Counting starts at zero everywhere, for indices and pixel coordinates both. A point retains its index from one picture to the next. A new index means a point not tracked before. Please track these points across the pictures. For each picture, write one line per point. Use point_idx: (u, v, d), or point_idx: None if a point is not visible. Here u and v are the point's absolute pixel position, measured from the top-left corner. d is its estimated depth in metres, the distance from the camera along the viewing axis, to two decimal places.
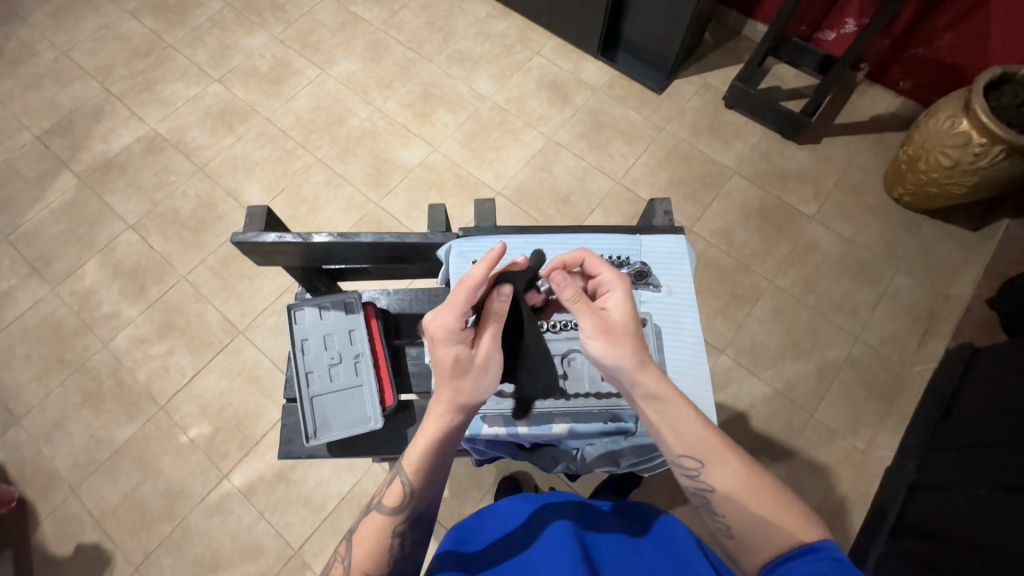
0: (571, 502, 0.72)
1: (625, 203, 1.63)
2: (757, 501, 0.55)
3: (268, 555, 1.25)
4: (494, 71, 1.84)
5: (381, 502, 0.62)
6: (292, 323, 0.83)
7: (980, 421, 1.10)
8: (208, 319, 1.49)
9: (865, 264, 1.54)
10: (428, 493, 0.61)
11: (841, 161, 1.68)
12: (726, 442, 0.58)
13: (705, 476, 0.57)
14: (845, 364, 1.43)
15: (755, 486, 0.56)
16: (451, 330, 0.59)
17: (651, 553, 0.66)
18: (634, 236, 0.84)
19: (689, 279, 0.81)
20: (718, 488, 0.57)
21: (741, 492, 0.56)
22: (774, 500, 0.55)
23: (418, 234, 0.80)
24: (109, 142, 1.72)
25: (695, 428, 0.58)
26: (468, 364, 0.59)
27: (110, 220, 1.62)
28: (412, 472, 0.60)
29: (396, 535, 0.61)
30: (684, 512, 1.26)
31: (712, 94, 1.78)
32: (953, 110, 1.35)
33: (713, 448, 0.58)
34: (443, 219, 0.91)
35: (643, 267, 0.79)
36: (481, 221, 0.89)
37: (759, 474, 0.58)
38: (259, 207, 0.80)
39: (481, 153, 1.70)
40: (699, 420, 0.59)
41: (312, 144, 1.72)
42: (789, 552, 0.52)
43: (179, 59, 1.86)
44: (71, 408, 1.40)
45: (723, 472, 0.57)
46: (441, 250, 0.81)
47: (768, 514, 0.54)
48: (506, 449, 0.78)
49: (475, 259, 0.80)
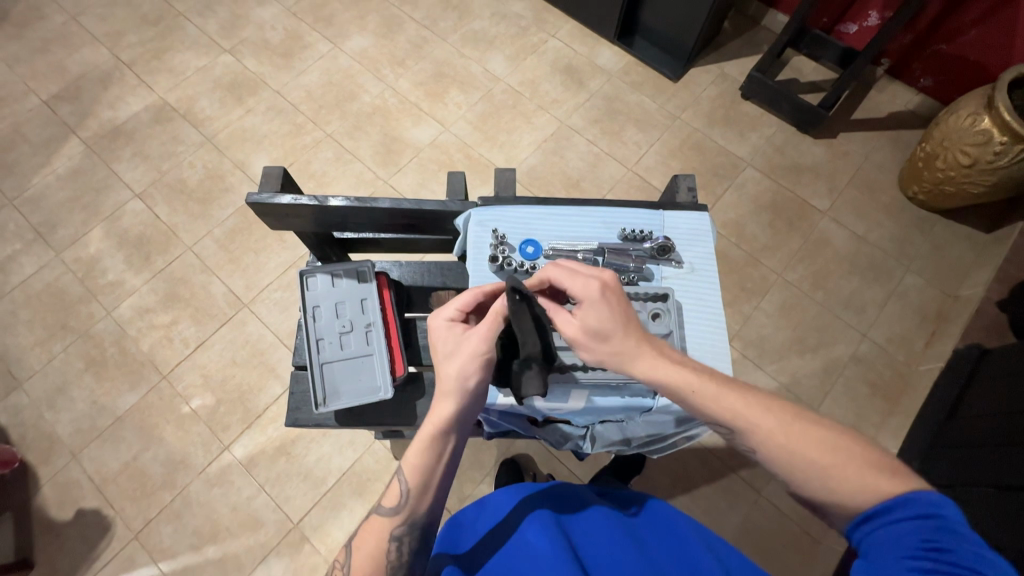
0: (569, 493, 0.71)
1: (636, 190, 1.61)
2: (803, 459, 0.49)
3: (267, 528, 1.25)
4: (508, 53, 1.81)
5: (381, 504, 0.60)
6: (304, 290, 0.82)
7: (984, 421, 1.10)
8: (214, 291, 1.48)
9: (875, 261, 1.53)
10: (427, 499, 0.60)
11: (856, 158, 1.66)
12: (753, 400, 0.53)
13: (740, 441, 0.53)
14: (851, 361, 1.42)
15: (796, 446, 0.50)
16: (449, 320, 0.64)
17: (650, 540, 0.65)
18: (657, 212, 0.82)
19: (712, 255, 0.80)
20: (760, 451, 0.52)
21: (783, 455, 0.50)
22: (826, 455, 0.49)
23: (436, 202, 0.79)
24: (116, 110, 1.70)
25: (708, 397, 0.54)
26: (461, 344, 0.61)
27: (116, 189, 1.60)
28: (408, 470, 0.59)
29: (393, 539, 0.59)
30: (683, 502, 1.26)
31: (729, 84, 1.76)
32: (976, 107, 1.33)
33: (739, 414, 0.52)
34: (462, 188, 0.90)
35: (666, 242, 0.78)
36: (501, 192, 0.88)
37: (807, 426, 0.51)
38: (275, 169, 0.79)
39: (492, 135, 1.68)
40: (714, 385, 0.54)
41: (322, 119, 1.70)
42: (866, 511, 0.47)
43: (189, 27, 1.84)
44: (73, 374, 1.39)
45: (759, 436, 0.51)
46: (460, 218, 0.80)
47: (826, 469, 0.48)
48: (517, 422, 0.77)
49: (496, 228, 0.78)
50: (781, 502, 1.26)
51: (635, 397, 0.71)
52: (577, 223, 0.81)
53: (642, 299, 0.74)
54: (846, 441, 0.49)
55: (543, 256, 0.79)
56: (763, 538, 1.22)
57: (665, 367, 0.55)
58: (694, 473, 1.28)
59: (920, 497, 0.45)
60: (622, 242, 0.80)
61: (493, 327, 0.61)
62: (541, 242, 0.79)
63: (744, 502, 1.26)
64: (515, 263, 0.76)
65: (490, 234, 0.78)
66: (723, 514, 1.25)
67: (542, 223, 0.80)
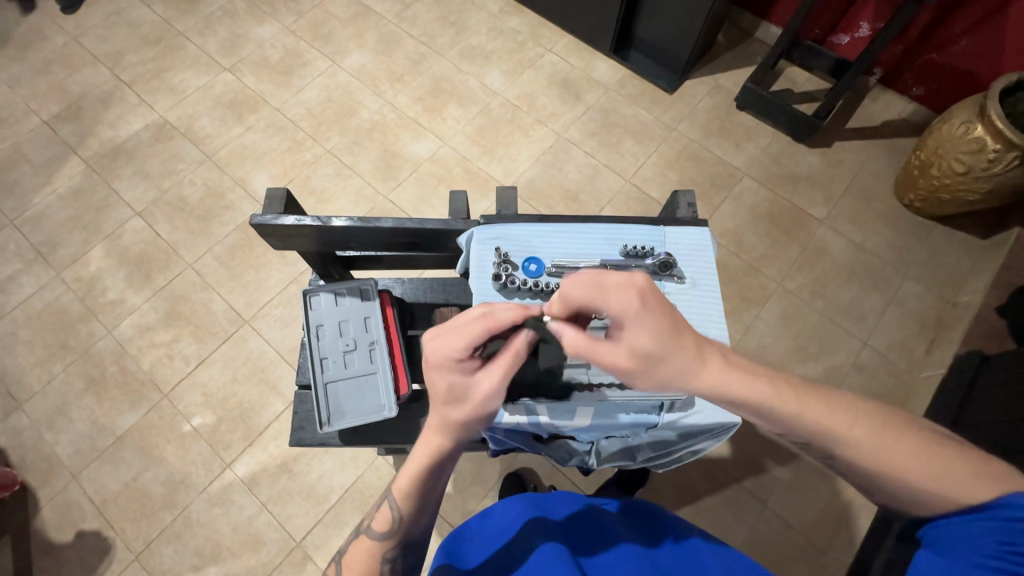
0: (575, 512, 0.73)
1: (635, 202, 1.62)
2: (892, 468, 0.52)
3: (269, 548, 1.24)
4: (505, 67, 1.83)
5: (370, 527, 0.62)
6: (307, 309, 0.82)
7: (987, 429, 1.10)
8: (214, 308, 1.48)
9: (873, 269, 1.54)
10: (416, 521, 0.62)
11: (852, 166, 1.67)
12: (839, 408, 0.54)
13: (825, 448, 0.55)
14: (852, 369, 1.42)
15: (887, 448, 0.52)
16: (451, 358, 0.54)
17: (663, 561, 0.66)
18: (657, 228, 0.83)
19: (713, 271, 0.80)
20: (850, 457, 0.54)
21: (874, 458, 0.53)
22: (919, 465, 0.51)
23: (438, 220, 0.80)
24: (117, 129, 1.72)
25: (789, 401, 0.54)
26: (466, 390, 0.55)
27: (117, 207, 1.61)
28: (400, 500, 0.61)
29: (386, 561, 0.62)
30: (687, 514, 1.25)
31: (724, 96, 1.78)
32: (968, 115, 1.34)
33: (826, 424, 0.54)
34: (463, 206, 0.91)
35: (668, 258, 0.78)
36: (502, 209, 0.89)
37: (896, 438, 0.53)
38: (278, 190, 0.79)
39: (491, 149, 1.70)
40: (800, 393, 0.55)
41: (321, 136, 1.71)
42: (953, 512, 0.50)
43: (189, 47, 1.86)
44: (74, 394, 1.39)
45: (848, 442, 0.53)
46: (462, 236, 0.81)
47: (916, 480, 0.51)
48: (522, 440, 0.76)
49: (498, 245, 0.79)
50: (786, 512, 1.25)
51: (641, 416, 0.71)
52: (579, 241, 0.81)
53: None
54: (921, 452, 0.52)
55: (546, 273, 0.79)
56: (768, 551, 1.21)
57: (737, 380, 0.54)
58: (699, 484, 1.28)
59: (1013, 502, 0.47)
60: (623, 258, 0.80)
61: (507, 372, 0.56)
62: (544, 260, 0.79)
63: (748, 513, 1.25)
64: (518, 281, 0.76)
65: (493, 252, 0.78)
66: (728, 525, 1.24)
67: (545, 241, 0.80)
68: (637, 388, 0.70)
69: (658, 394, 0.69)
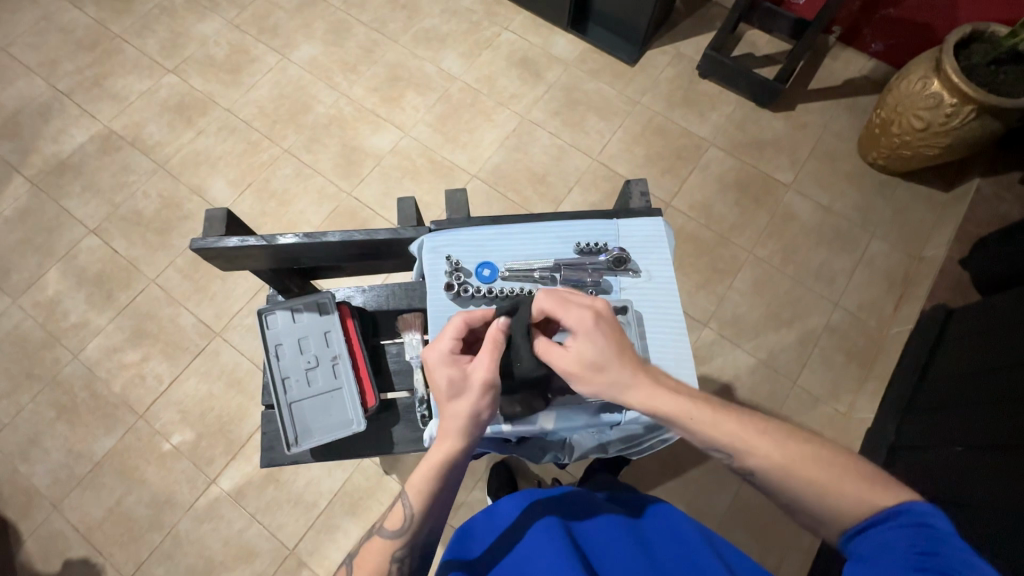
0: (578, 498, 0.71)
1: (603, 180, 1.61)
2: (800, 477, 0.56)
3: (262, 558, 1.25)
4: (462, 49, 1.78)
5: (382, 527, 0.60)
6: (264, 329, 0.80)
7: (953, 382, 1.14)
8: (183, 323, 1.44)
9: (840, 231, 1.55)
10: (428, 519, 0.60)
11: (815, 128, 1.67)
12: (749, 426, 0.59)
13: (737, 462, 0.59)
14: (825, 331, 1.44)
15: (793, 463, 0.56)
16: (447, 352, 0.62)
17: (663, 552, 0.64)
18: (610, 221, 0.84)
19: (667, 261, 0.82)
20: (756, 471, 0.58)
21: (783, 467, 0.57)
22: (817, 472, 0.56)
23: (387, 230, 0.80)
24: (60, 143, 1.64)
25: (709, 421, 0.59)
26: (462, 381, 0.60)
27: (69, 226, 1.54)
28: (413, 496, 0.59)
29: (395, 560, 0.60)
30: (673, 486, 1.28)
31: (685, 65, 1.75)
32: (925, 71, 1.35)
33: (737, 438, 0.58)
34: (413, 212, 0.90)
35: (621, 253, 0.80)
36: (452, 212, 0.89)
37: (801, 448, 0.57)
38: (217, 211, 0.77)
39: (454, 136, 1.66)
40: (711, 410, 0.59)
41: (277, 135, 1.65)
42: (863, 521, 0.53)
43: (128, 50, 1.76)
44: (45, 423, 1.35)
45: (757, 457, 0.58)
46: (413, 245, 0.81)
47: (822, 490, 0.55)
48: (492, 443, 0.78)
49: (448, 253, 0.80)
50: None
51: (609, 416, 0.72)
52: (532, 242, 0.82)
53: None
54: (822, 462, 0.56)
55: (500, 278, 0.81)
56: (751, 515, 1.25)
57: (659, 398, 0.59)
58: (683, 457, 1.30)
59: (904, 506, 0.52)
60: (577, 256, 0.81)
61: (495, 355, 0.61)
62: (497, 264, 0.81)
63: (731, 480, 1.28)
64: (471, 288, 0.78)
65: (444, 261, 0.80)
66: (712, 494, 1.27)
67: (497, 245, 0.82)
68: None
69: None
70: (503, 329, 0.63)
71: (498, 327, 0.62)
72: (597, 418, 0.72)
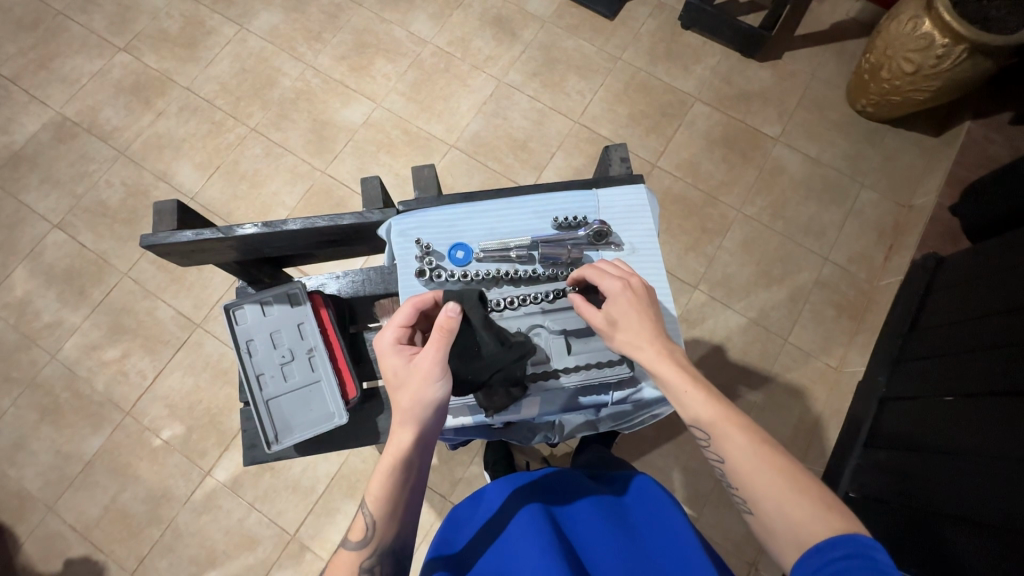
0: (562, 481, 0.71)
1: (585, 143, 1.55)
2: (764, 476, 0.54)
3: (265, 545, 1.25)
4: (432, 10, 1.68)
5: (348, 538, 0.59)
6: (234, 325, 0.79)
7: (944, 332, 1.13)
8: (161, 316, 1.40)
9: (830, 183, 1.52)
10: (392, 524, 0.58)
11: (803, 77, 1.61)
12: (733, 415, 0.58)
13: (713, 448, 0.58)
14: (815, 286, 1.43)
15: (762, 462, 0.54)
16: (392, 343, 0.62)
17: (648, 539, 0.63)
18: (589, 192, 0.81)
19: (651, 232, 0.80)
20: (729, 460, 0.56)
21: (748, 464, 0.55)
22: (787, 482, 0.53)
23: (352, 215, 0.76)
24: (12, 133, 1.54)
25: (691, 399, 0.59)
26: (408, 372, 0.59)
27: (31, 222, 1.47)
28: (371, 503, 0.57)
29: (365, 571, 0.58)
30: (669, 449, 1.29)
31: (667, 16, 1.67)
32: (915, 10, 1.29)
33: (713, 421, 0.58)
34: (379, 193, 0.87)
35: (603, 228, 0.78)
36: (422, 190, 0.86)
37: (776, 454, 0.55)
38: (167, 203, 0.73)
39: (429, 105, 1.58)
40: (704, 393, 0.59)
41: (243, 113, 1.57)
42: (815, 540, 0.50)
43: (73, 27, 1.65)
44: (30, 426, 1.32)
45: (729, 444, 0.56)
46: (381, 228, 0.78)
47: (780, 496, 0.52)
48: (480, 433, 0.78)
49: (419, 236, 0.78)
50: None
51: (593, 397, 0.74)
52: (507, 219, 0.80)
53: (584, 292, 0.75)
54: (798, 473, 0.54)
55: (475, 259, 0.79)
56: None
57: (662, 365, 0.61)
58: (678, 420, 1.31)
59: (854, 536, 0.49)
60: (557, 232, 0.79)
61: (441, 347, 0.59)
62: (471, 244, 0.79)
63: None
64: (444, 273, 0.76)
65: (415, 245, 0.77)
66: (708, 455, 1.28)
67: (470, 224, 0.79)
68: (582, 370, 0.71)
69: (603, 372, 0.71)
70: (452, 316, 0.59)
71: (447, 313, 0.59)
72: (581, 400, 0.74)
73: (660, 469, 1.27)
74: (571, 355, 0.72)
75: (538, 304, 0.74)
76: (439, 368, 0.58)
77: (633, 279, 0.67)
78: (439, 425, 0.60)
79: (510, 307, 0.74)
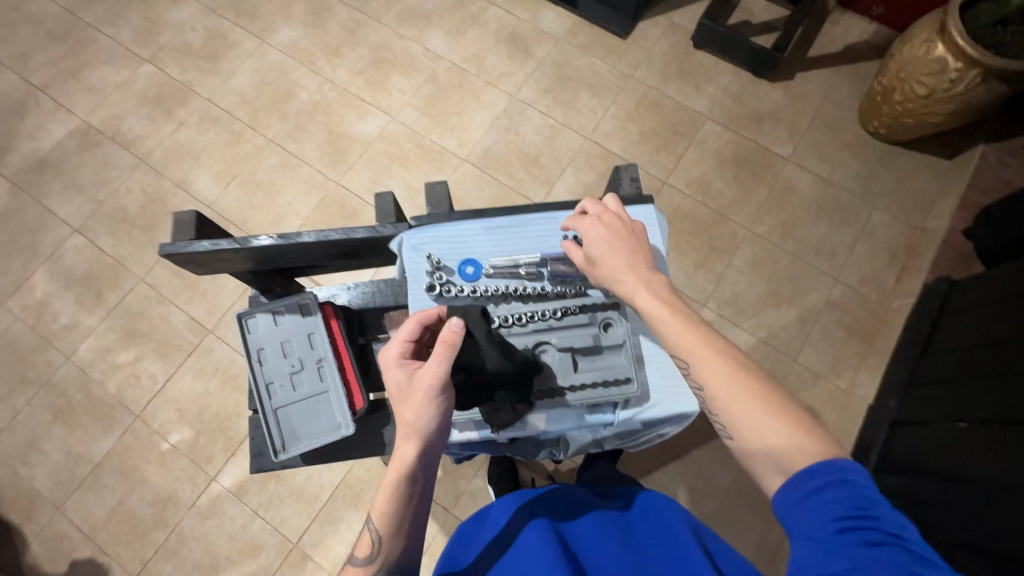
0: (568, 497, 0.72)
1: (596, 159, 1.56)
2: (741, 403, 0.54)
3: (267, 552, 1.25)
4: (448, 27, 1.71)
5: (353, 555, 0.59)
6: (246, 333, 0.80)
7: (957, 356, 1.12)
8: (174, 321, 1.43)
9: (841, 204, 1.52)
10: (398, 539, 0.58)
11: (815, 97, 1.62)
12: (711, 341, 0.58)
13: (691, 374, 0.59)
14: (825, 307, 1.42)
15: (739, 386, 0.55)
16: (396, 358, 0.62)
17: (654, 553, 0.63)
18: None
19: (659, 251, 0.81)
20: (704, 385, 0.57)
21: (725, 388, 0.55)
22: (766, 407, 0.53)
23: (365, 229, 0.78)
24: (38, 139, 1.59)
25: (667, 323, 0.61)
26: (411, 388, 0.59)
27: (52, 226, 1.51)
28: (378, 519, 0.58)
29: None
30: (675, 468, 1.27)
31: (679, 36, 1.69)
32: (928, 34, 1.29)
33: (692, 349, 0.58)
34: (392, 208, 0.89)
35: None
36: (434, 206, 0.88)
37: (755, 382, 0.55)
38: (185, 213, 0.75)
39: (443, 119, 1.61)
40: (681, 320, 0.61)
41: (261, 124, 1.61)
42: (801, 467, 0.50)
43: (101, 39, 1.70)
44: (43, 426, 1.34)
45: (706, 368, 0.57)
46: (393, 242, 0.79)
47: (751, 416, 0.53)
48: (486, 449, 0.78)
49: (430, 252, 0.79)
50: None
51: (599, 415, 0.74)
52: (518, 236, 0.81)
53: (591, 311, 0.76)
54: (778, 399, 0.54)
55: (484, 275, 0.80)
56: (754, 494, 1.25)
57: (641, 295, 0.64)
58: (684, 439, 1.30)
59: (837, 466, 0.49)
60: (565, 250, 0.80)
61: (445, 361, 0.59)
62: (481, 261, 0.80)
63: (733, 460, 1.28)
64: (454, 288, 0.77)
65: (426, 260, 0.79)
66: (714, 474, 1.26)
67: (480, 241, 0.81)
68: (587, 388, 0.72)
69: (608, 391, 0.72)
70: (455, 331, 0.60)
71: (451, 328, 0.60)
72: (587, 418, 0.74)
73: (665, 487, 1.26)
74: (576, 373, 0.73)
75: (546, 322, 0.75)
76: (442, 383, 0.59)
77: (614, 218, 0.71)
78: (444, 440, 0.60)
79: (519, 324, 0.75)
